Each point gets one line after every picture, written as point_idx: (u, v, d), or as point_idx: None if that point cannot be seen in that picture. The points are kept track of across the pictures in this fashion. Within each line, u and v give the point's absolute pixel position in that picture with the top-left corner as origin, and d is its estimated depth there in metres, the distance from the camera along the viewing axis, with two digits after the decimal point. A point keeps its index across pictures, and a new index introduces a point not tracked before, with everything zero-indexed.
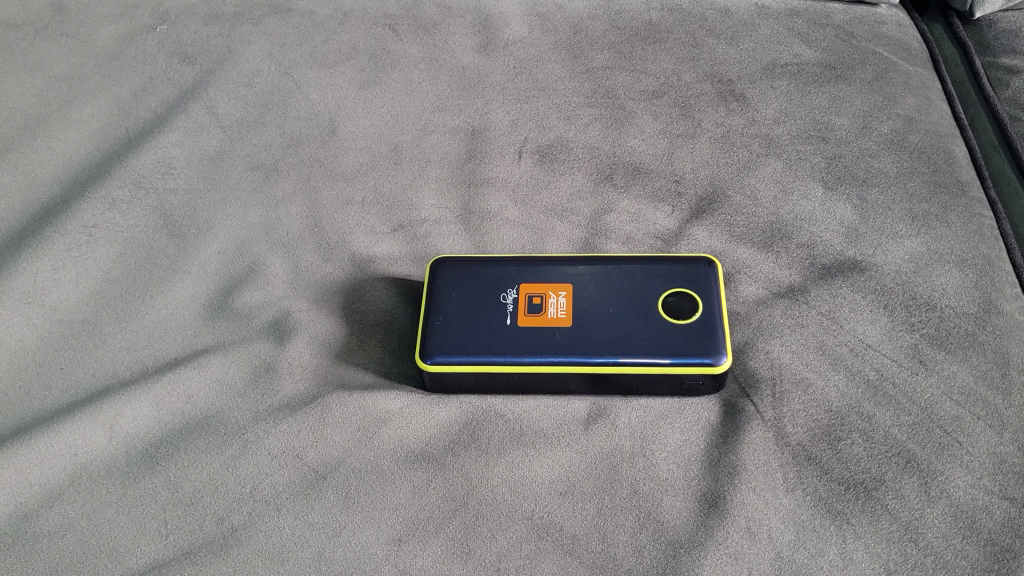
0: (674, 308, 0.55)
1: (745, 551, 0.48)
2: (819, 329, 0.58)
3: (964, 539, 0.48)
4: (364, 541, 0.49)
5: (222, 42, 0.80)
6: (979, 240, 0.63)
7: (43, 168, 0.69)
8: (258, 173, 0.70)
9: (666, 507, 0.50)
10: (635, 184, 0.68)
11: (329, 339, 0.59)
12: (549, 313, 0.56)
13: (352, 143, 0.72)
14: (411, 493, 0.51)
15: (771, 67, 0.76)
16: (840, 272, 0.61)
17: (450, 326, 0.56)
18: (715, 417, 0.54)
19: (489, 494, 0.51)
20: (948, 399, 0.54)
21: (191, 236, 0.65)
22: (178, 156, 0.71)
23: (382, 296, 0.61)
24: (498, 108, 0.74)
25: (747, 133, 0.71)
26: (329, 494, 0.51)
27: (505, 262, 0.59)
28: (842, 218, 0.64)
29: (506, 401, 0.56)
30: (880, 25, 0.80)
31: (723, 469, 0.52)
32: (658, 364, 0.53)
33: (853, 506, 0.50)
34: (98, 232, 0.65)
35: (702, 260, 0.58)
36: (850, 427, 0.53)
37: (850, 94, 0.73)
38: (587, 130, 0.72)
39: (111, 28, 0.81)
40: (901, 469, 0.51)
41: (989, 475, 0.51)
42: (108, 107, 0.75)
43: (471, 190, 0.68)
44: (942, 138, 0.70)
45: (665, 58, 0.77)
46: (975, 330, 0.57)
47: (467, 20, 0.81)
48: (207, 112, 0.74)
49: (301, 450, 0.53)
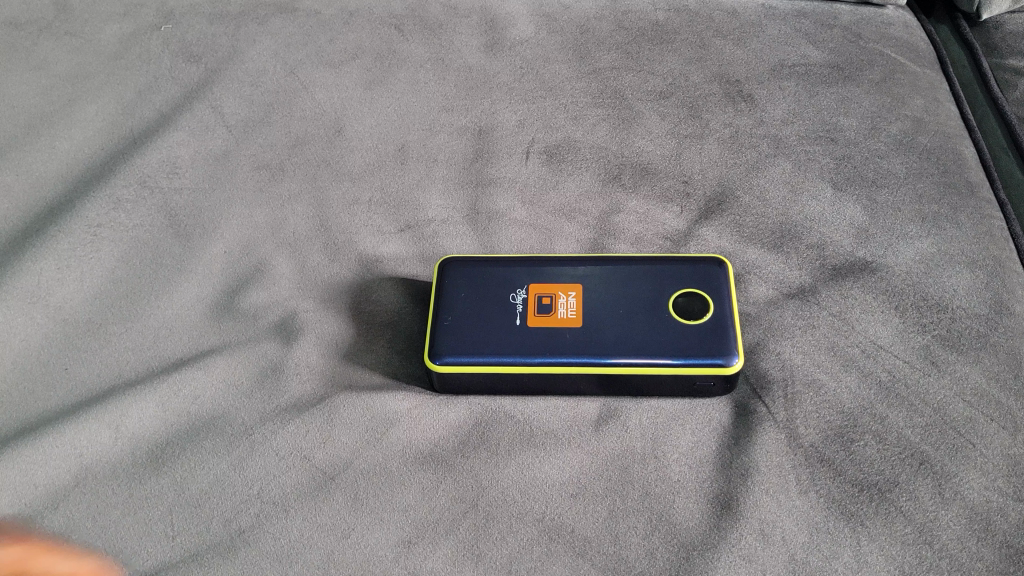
0: (685, 308, 0.55)
1: (758, 554, 0.48)
2: (830, 330, 0.57)
3: (979, 542, 0.48)
4: (373, 544, 0.49)
5: (227, 41, 0.80)
6: (990, 241, 0.62)
7: (48, 167, 0.69)
8: (264, 173, 0.69)
9: (679, 509, 0.50)
10: (643, 185, 0.67)
11: (337, 340, 0.58)
12: (558, 313, 0.56)
13: (358, 142, 0.71)
14: (420, 495, 0.51)
15: (778, 68, 0.76)
16: (850, 273, 0.60)
17: (459, 327, 0.55)
18: (727, 418, 0.54)
19: (499, 496, 0.51)
20: (960, 400, 0.54)
21: (196, 236, 0.65)
22: (184, 156, 0.70)
23: (390, 296, 0.61)
24: (505, 107, 0.74)
25: (755, 134, 0.70)
26: (338, 497, 0.51)
27: (514, 262, 0.59)
28: (851, 219, 0.64)
29: (516, 402, 0.55)
30: (887, 27, 0.79)
31: (736, 471, 0.51)
32: (668, 365, 0.52)
33: (866, 508, 0.49)
34: (103, 231, 0.64)
35: (712, 260, 0.58)
36: (863, 428, 0.52)
37: (858, 95, 0.73)
38: (595, 130, 0.72)
39: (116, 27, 0.81)
40: (914, 471, 0.51)
41: (1003, 477, 0.50)
42: (112, 106, 0.74)
43: (478, 190, 0.67)
44: (950, 140, 0.69)
45: (672, 59, 0.77)
46: (986, 331, 0.57)
47: (473, 20, 0.81)
48: (212, 111, 0.74)
49: (309, 451, 0.53)
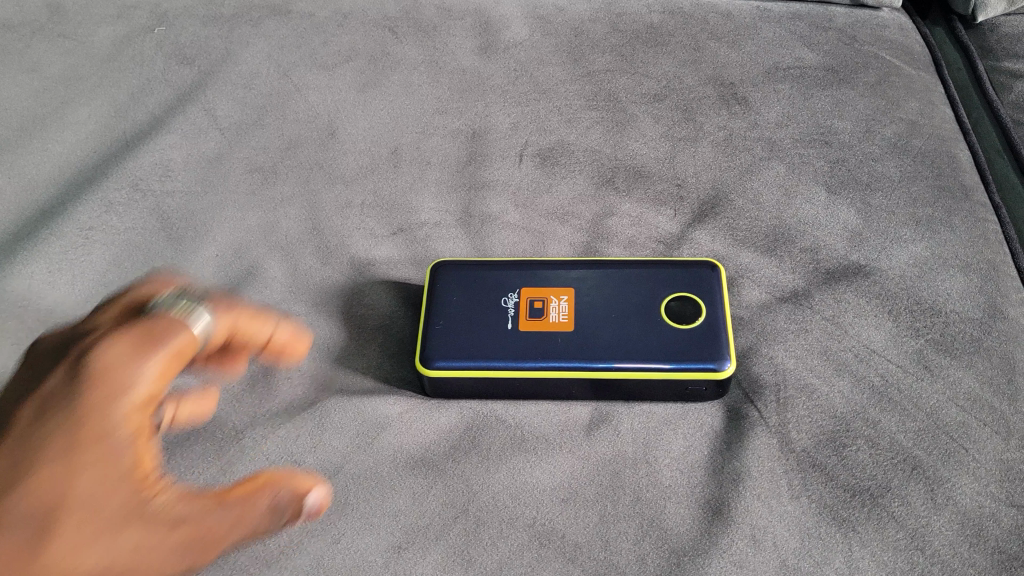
0: (677, 312, 0.55)
1: (749, 559, 0.48)
2: (823, 334, 0.57)
3: (971, 547, 0.48)
4: (363, 549, 0.49)
5: (220, 43, 0.79)
6: (984, 244, 0.62)
7: (40, 170, 0.68)
8: (257, 176, 0.69)
9: (670, 514, 0.50)
10: (637, 188, 0.67)
11: (329, 344, 0.58)
12: (550, 317, 0.55)
13: (352, 145, 0.71)
14: (410, 500, 0.51)
15: (773, 71, 0.75)
16: (844, 277, 0.60)
17: (451, 331, 0.55)
18: (719, 423, 0.54)
19: (490, 501, 0.50)
20: (953, 405, 0.53)
21: (188, 239, 0.65)
22: (176, 159, 0.70)
23: (382, 300, 0.61)
24: (499, 110, 0.73)
25: (749, 137, 0.70)
26: (328, 502, 0.50)
27: (506, 265, 0.59)
28: (845, 223, 0.64)
29: (507, 406, 0.55)
30: (882, 29, 0.79)
31: (727, 476, 0.51)
32: (660, 370, 0.52)
33: (858, 513, 0.49)
34: (95, 234, 0.64)
35: (705, 264, 0.58)
36: (855, 433, 0.52)
37: (853, 98, 0.73)
38: (589, 133, 0.72)
39: (109, 29, 0.80)
40: (906, 476, 0.50)
41: (996, 482, 0.50)
42: (105, 108, 0.74)
43: (471, 193, 0.67)
44: (945, 143, 0.69)
45: (666, 61, 0.77)
46: (980, 336, 0.57)
47: (467, 23, 0.81)
48: (205, 114, 0.74)
49: (300, 456, 0.52)
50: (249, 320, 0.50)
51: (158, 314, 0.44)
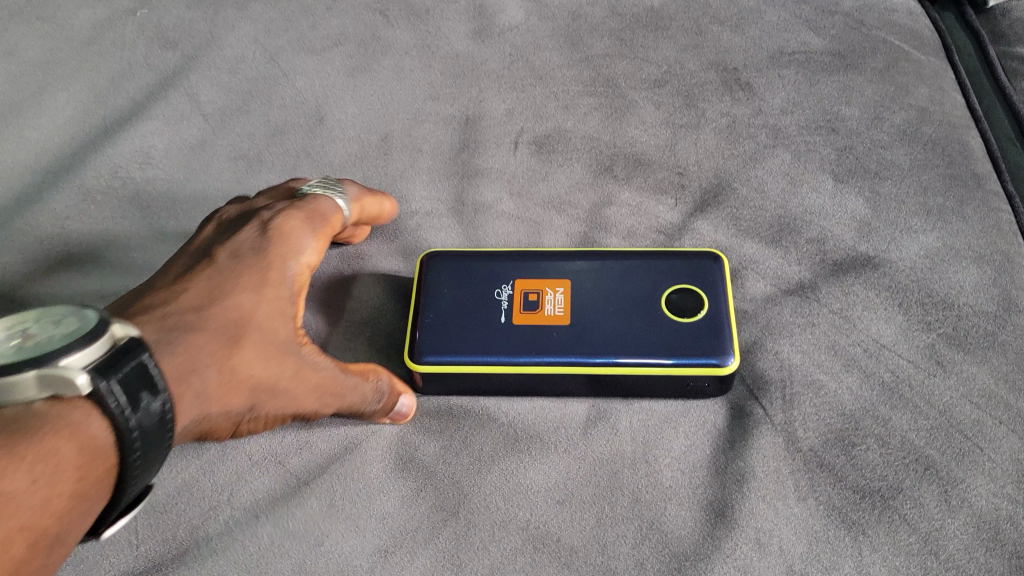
0: (679, 305, 0.52)
1: (754, 564, 0.45)
2: (831, 328, 0.55)
3: (987, 552, 0.45)
4: (348, 553, 0.46)
5: (204, 26, 0.77)
6: (997, 234, 0.60)
7: (15, 157, 0.66)
8: (241, 163, 0.66)
9: (671, 516, 0.47)
10: (636, 176, 0.65)
11: (314, 338, 0.56)
12: (545, 311, 0.53)
13: (340, 132, 0.68)
14: (398, 502, 0.48)
15: (778, 56, 0.73)
16: (852, 269, 0.58)
17: (441, 324, 0.52)
18: (722, 421, 0.51)
19: (481, 503, 0.48)
20: (967, 402, 0.51)
21: (168, 229, 0.62)
22: (158, 146, 0.68)
23: (370, 292, 0.58)
24: (493, 96, 0.71)
25: (753, 124, 0.68)
26: (311, 504, 0.48)
27: (500, 256, 0.56)
28: (853, 212, 0.61)
29: (500, 404, 0.52)
30: (890, 13, 0.76)
31: (731, 477, 0.49)
32: (661, 365, 0.50)
33: (868, 516, 0.47)
34: (72, 224, 0.62)
35: (708, 255, 0.55)
36: (865, 432, 0.50)
37: (860, 83, 0.70)
38: (586, 119, 0.69)
39: (89, 11, 0.77)
40: (919, 477, 0.48)
41: (1013, 483, 0.48)
42: (84, 94, 0.71)
43: (464, 182, 0.65)
44: (956, 130, 0.67)
45: (667, 46, 0.74)
46: (995, 330, 0.54)
47: (460, 6, 0.78)
48: (188, 99, 0.71)
49: (283, 455, 0.50)
50: (364, 195, 0.56)
51: (311, 196, 0.52)
